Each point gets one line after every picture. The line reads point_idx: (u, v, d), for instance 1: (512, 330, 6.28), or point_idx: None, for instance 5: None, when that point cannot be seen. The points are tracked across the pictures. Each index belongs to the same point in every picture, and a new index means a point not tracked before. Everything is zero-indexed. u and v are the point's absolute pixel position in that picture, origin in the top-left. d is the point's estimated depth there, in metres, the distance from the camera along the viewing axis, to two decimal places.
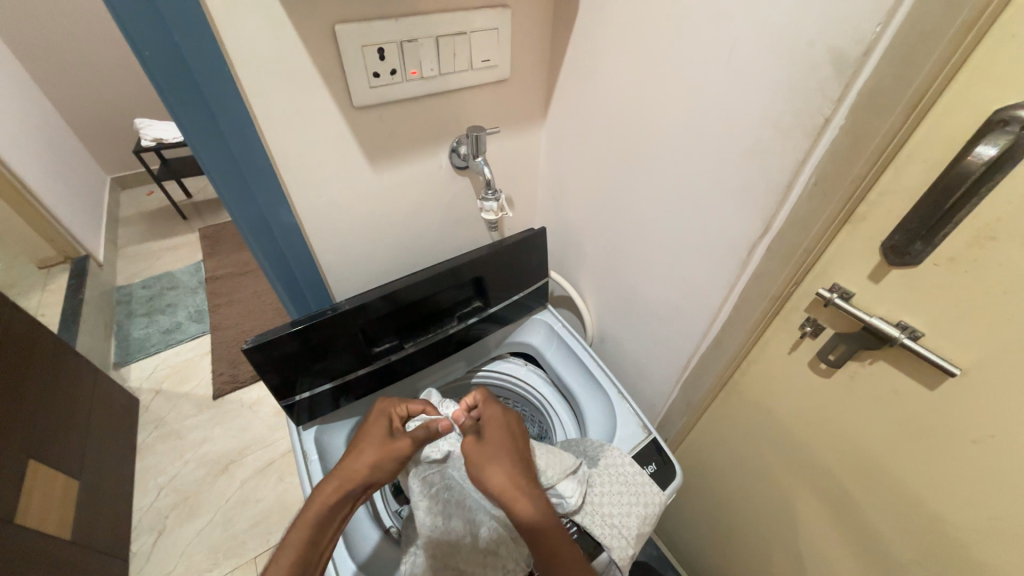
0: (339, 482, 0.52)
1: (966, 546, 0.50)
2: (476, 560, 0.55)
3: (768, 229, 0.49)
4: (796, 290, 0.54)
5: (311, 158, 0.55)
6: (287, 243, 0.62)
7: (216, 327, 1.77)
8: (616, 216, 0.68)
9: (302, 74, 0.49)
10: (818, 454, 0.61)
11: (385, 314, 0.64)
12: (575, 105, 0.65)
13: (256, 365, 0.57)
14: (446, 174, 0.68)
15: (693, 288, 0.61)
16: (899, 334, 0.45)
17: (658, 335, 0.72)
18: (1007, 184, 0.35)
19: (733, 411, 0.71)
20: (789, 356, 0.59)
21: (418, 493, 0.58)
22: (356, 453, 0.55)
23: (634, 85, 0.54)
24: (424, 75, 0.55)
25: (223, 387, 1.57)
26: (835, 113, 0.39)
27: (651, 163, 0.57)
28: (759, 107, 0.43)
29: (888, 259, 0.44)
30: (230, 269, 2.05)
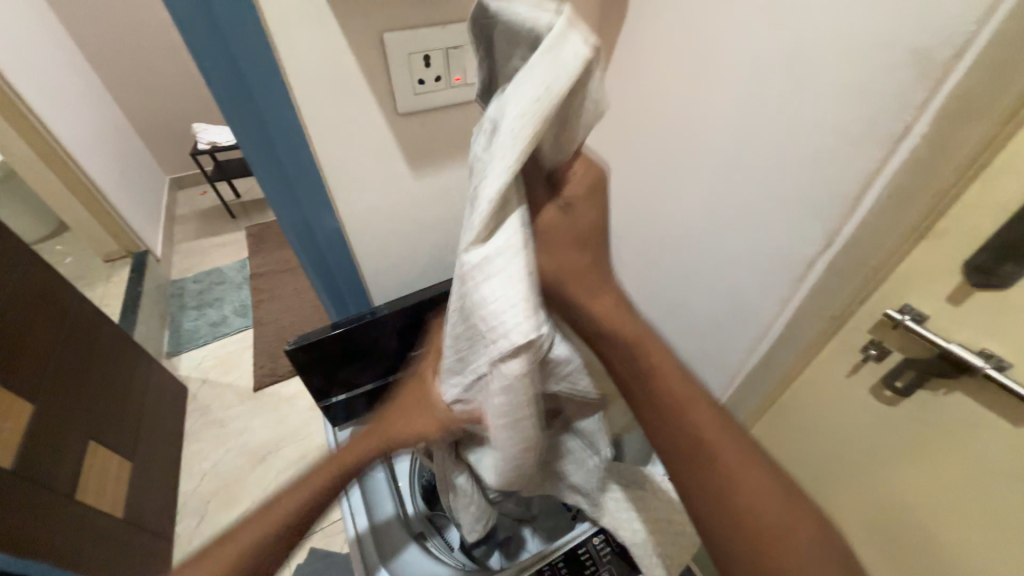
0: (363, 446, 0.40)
1: None
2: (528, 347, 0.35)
3: (831, 243, 0.45)
4: (859, 309, 0.50)
5: (354, 164, 0.56)
6: (329, 248, 0.63)
7: (259, 322, 1.84)
8: (658, 225, 0.65)
9: (350, 79, 0.49)
10: (878, 488, 0.56)
11: (420, 319, 0.64)
12: (618, 111, 0.63)
13: (296, 366, 0.58)
14: None
15: (741, 303, 0.57)
16: (982, 363, 0.41)
17: (700, 351, 0.69)
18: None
19: (780, 434, 0.67)
20: (848, 379, 0.54)
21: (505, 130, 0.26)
22: (405, 419, 0.41)
23: (685, 87, 0.52)
24: (467, 81, 0.55)
25: (264, 379, 1.64)
26: (918, 119, 0.35)
27: (699, 171, 0.54)
28: (824, 113, 0.40)
29: (971, 278, 0.40)
30: (273, 267, 2.14)
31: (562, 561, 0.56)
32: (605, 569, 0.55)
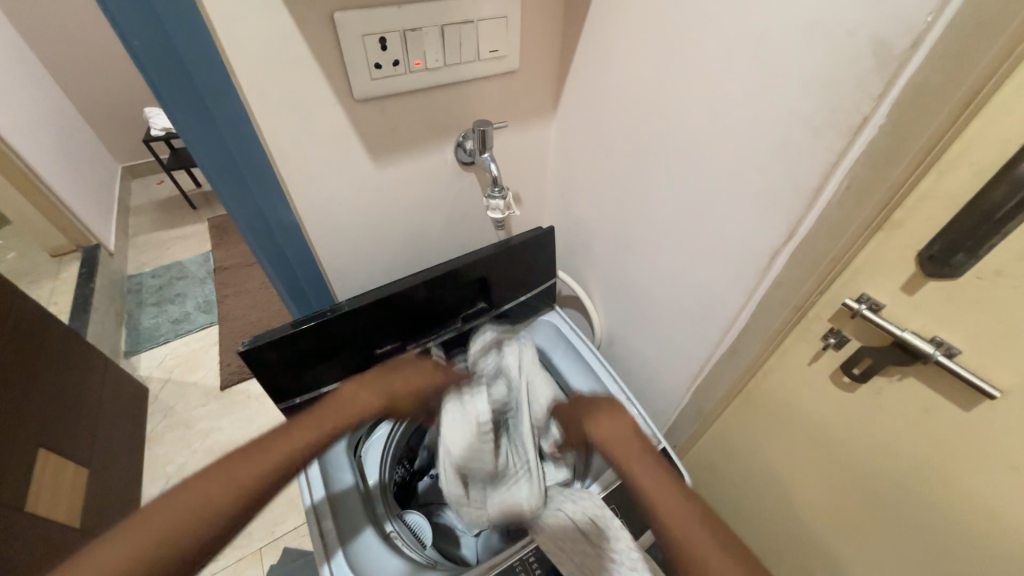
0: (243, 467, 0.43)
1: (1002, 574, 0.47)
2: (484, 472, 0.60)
3: (794, 235, 0.45)
4: (820, 299, 0.50)
5: (310, 153, 0.53)
6: (287, 241, 0.60)
7: (224, 318, 1.77)
8: (629, 216, 0.65)
9: (299, 63, 0.46)
10: (838, 470, 0.58)
11: (386, 315, 0.62)
12: (588, 98, 0.62)
13: (254, 369, 0.56)
14: (452, 169, 0.66)
15: (708, 294, 0.58)
16: (933, 350, 0.42)
17: (671, 341, 0.69)
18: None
19: (747, 421, 0.68)
20: (809, 367, 0.56)
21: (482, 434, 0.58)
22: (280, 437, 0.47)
23: (653, 76, 0.51)
24: (428, 66, 0.52)
25: (231, 378, 1.57)
26: (875, 111, 0.35)
27: (667, 163, 0.54)
28: (787, 105, 0.40)
29: (925, 269, 0.41)
30: (238, 260, 2.05)
31: (534, 556, 0.56)
32: None
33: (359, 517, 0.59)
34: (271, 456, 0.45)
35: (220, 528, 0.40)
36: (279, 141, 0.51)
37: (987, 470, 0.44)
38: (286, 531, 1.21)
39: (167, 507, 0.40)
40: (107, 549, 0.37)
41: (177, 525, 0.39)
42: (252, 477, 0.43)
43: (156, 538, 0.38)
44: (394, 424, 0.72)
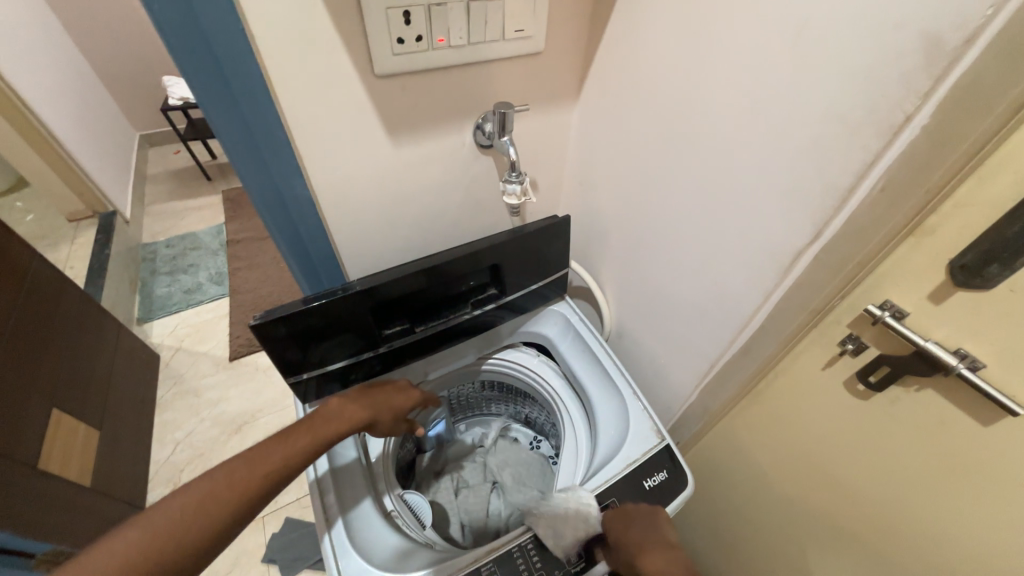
0: (248, 470, 0.47)
1: None
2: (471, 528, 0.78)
3: (819, 236, 0.44)
4: (840, 304, 0.49)
5: (328, 128, 0.52)
6: (301, 218, 0.60)
7: (235, 290, 1.79)
8: (648, 208, 0.63)
9: (321, 34, 0.45)
10: (843, 477, 0.58)
11: (397, 296, 0.62)
12: (614, 86, 0.60)
13: (264, 343, 0.56)
14: (470, 152, 0.65)
15: (724, 292, 0.57)
16: (956, 362, 0.41)
17: (681, 338, 0.68)
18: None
19: (754, 423, 0.68)
20: (823, 372, 0.55)
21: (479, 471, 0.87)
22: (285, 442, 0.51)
23: (683, 64, 0.49)
24: (451, 43, 0.50)
25: (240, 350, 1.60)
26: (919, 110, 0.33)
27: (691, 156, 0.53)
28: (824, 100, 0.38)
29: (955, 278, 0.39)
30: (251, 234, 2.06)
31: (532, 543, 0.56)
32: (573, 551, 0.56)
33: (362, 490, 0.60)
34: (278, 455, 0.49)
35: (225, 521, 0.45)
36: (298, 114, 0.50)
37: (1000, 489, 0.43)
38: (288, 501, 1.24)
39: (177, 501, 0.44)
40: (126, 538, 0.41)
41: (184, 517, 0.43)
42: (258, 476, 0.47)
43: (168, 528, 0.42)
44: None
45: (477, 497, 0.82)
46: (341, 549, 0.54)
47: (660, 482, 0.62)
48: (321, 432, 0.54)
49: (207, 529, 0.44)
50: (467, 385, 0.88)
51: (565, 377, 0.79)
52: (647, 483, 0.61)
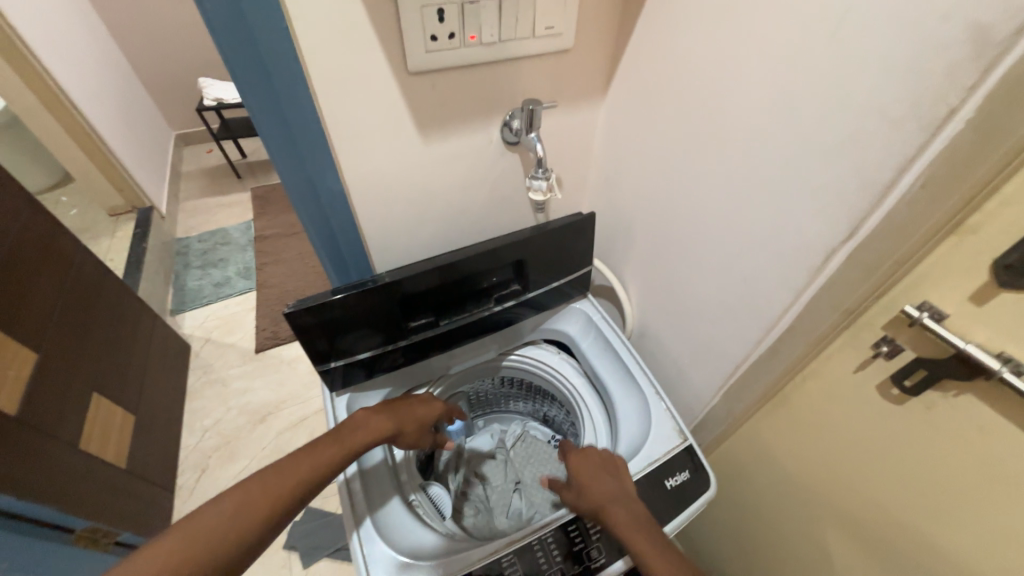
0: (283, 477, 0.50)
1: None
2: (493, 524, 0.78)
3: (854, 233, 0.43)
4: (875, 304, 0.48)
5: (362, 124, 0.54)
6: (333, 211, 0.62)
7: (262, 285, 1.84)
8: (675, 206, 0.63)
9: (358, 31, 0.46)
10: (874, 484, 0.56)
11: (423, 289, 0.63)
12: (642, 83, 0.60)
13: (296, 331, 0.58)
14: (496, 149, 0.65)
15: (751, 291, 0.56)
16: (1000, 366, 0.39)
17: (706, 337, 0.67)
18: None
19: (780, 426, 0.66)
20: (855, 375, 0.53)
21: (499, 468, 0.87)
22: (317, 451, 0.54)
23: (715, 60, 0.49)
24: (483, 40, 0.51)
25: (266, 342, 1.64)
26: (964, 104, 0.32)
27: (721, 153, 0.52)
28: (863, 93, 0.37)
29: (999, 278, 0.38)
30: (278, 230, 2.12)
31: (552, 537, 0.56)
32: (593, 547, 0.56)
33: (387, 487, 0.62)
34: (310, 466, 0.52)
35: (259, 527, 0.47)
36: (332, 110, 0.51)
37: None
38: None
39: (217, 507, 0.46)
40: (169, 542, 0.43)
41: (224, 521, 0.45)
42: (289, 485, 0.50)
43: (207, 534, 0.44)
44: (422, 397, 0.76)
45: (499, 496, 0.82)
46: (368, 539, 0.56)
47: (681, 482, 0.61)
48: (351, 442, 0.56)
49: (244, 534, 0.46)
50: (487, 381, 0.88)
51: (586, 375, 0.79)
52: (669, 483, 0.61)
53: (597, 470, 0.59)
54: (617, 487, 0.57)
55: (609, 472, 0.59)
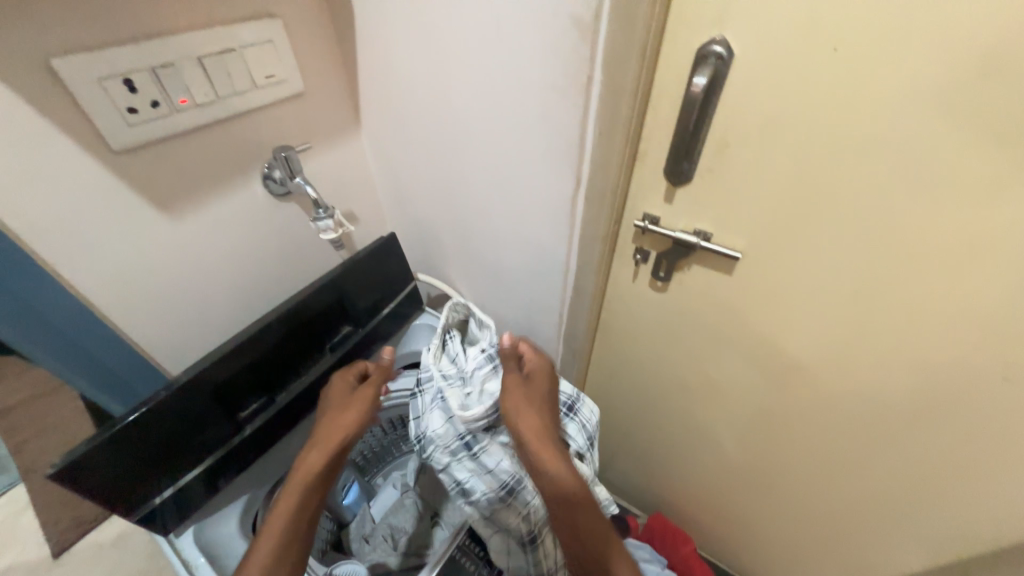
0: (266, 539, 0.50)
1: (800, 389, 0.63)
2: (369, 520, 0.83)
3: (580, 181, 0.53)
4: (620, 226, 0.62)
5: (92, 232, 0.48)
6: (77, 331, 0.52)
7: (27, 472, 1.31)
8: (460, 188, 0.67)
9: (35, 132, 0.41)
10: (685, 356, 0.72)
11: (243, 366, 0.56)
12: (383, 106, 0.66)
13: (95, 491, 0.46)
14: (268, 203, 0.63)
15: (540, 248, 0.65)
16: (696, 239, 0.56)
17: (528, 302, 0.76)
18: (727, 91, 0.44)
19: (611, 344, 0.81)
20: (636, 283, 0.68)
21: (403, 484, 0.87)
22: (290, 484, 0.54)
23: (432, 72, 0.56)
24: (197, 102, 0.49)
25: (64, 537, 1.19)
26: (593, 71, 0.44)
27: (466, 144, 0.60)
28: (537, 71, 0.47)
29: (671, 182, 0.53)
30: (24, 396, 1.50)
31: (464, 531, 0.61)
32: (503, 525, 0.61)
33: None
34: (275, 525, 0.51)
35: None
36: (59, 247, 0.47)
37: (758, 318, 0.60)
38: None
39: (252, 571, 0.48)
40: None
41: None
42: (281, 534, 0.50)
43: None
44: None
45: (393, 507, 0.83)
46: None
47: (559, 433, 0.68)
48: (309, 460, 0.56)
49: None
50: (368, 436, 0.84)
51: None
52: None
53: (547, 376, 0.61)
54: (550, 431, 0.57)
55: (543, 394, 0.60)
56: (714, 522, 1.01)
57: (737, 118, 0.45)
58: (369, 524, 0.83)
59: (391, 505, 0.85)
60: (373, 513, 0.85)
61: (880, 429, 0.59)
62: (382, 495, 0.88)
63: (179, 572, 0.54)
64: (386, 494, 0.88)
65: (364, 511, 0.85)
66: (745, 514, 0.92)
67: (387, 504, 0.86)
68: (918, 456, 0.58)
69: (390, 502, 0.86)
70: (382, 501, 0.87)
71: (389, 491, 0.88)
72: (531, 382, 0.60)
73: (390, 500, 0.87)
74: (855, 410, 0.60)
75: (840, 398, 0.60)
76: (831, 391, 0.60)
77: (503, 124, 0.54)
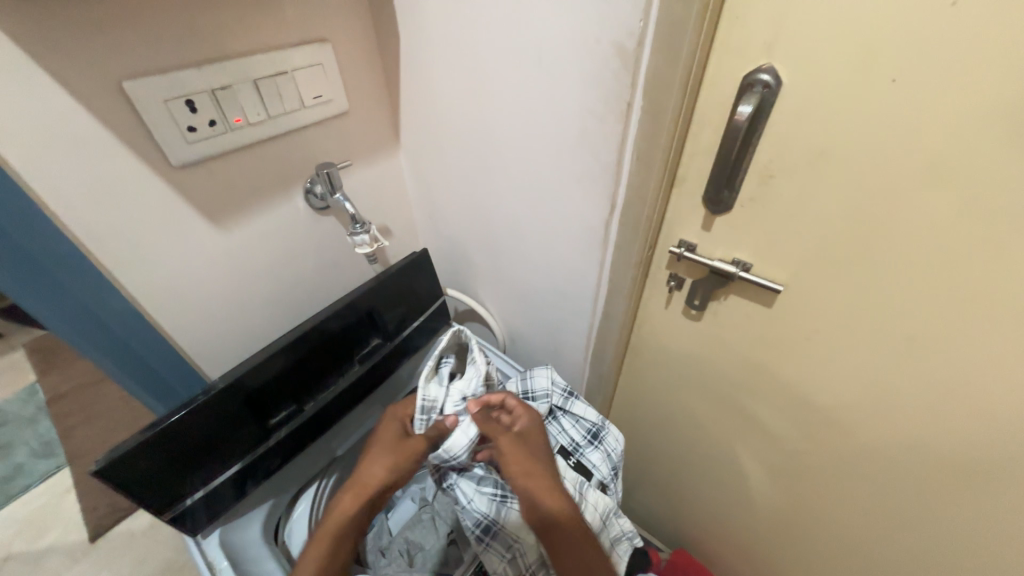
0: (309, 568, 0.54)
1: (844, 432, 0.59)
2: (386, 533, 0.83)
3: (615, 205, 0.53)
4: (654, 252, 0.61)
5: (146, 241, 0.51)
6: (127, 334, 0.54)
7: (75, 456, 1.39)
8: (493, 209, 0.68)
9: (103, 146, 0.44)
10: (719, 388, 0.69)
11: (276, 374, 0.58)
12: (422, 126, 0.68)
13: (132, 489, 0.48)
14: (308, 217, 0.65)
15: (571, 270, 0.64)
16: (735, 269, 0.54)
17: (555, 323, 0.75)
18: (773, 119, 0.42)
19: (640, 370, 0.79)
20: (668, 310, 0.66)
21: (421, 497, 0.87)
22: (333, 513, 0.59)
23: (472, 95, 0.57)
24: (250, 121, 0.52)
25: (102, 522, 1.25)
26: (634, 97, 0.43)
27: (502, 165, 0.61)
28: (576, 96, 0.47)
29: (709, 209, 0.51)
30: (79, 384, 1.61)
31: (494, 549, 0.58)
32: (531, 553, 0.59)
33: None
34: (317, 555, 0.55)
35: None
36: (116, 253, 0.49)
37: (799, 355, 0.57)
38: None
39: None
40: None
41: None
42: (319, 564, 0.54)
43: None
44: (318, 492, 0.70)
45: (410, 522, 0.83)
46: None
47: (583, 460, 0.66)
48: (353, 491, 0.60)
49: None
50: None
51: None
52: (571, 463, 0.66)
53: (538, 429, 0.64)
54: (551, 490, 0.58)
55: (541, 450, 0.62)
56: (745, 567, 0.95)
57: (783, 148, 0.43)
58: (385, 536, 0.82)
59: (408, 518, 0.85)
60: (390, 525, 0.84)
61: (936, 484, 0.54)
62: (399, 507, 0.87)
63: (202, 573, 0.55)
64: (403, 506, 0.87)
65: (381, 523, 0.84)
66: (778, 561, 0.86)
67: (404, 517, 0.85)
68: (980, 518, 0.53)
69: (407, 515, 0.86)
70: (399, 514, 0.86)
71: (406, 504, 0.88)
72: (524, 441, 0.62)
73: (406, 513, 0.87)
74: (907, 460, 0.55)
75: (890, 446, 0.56)
76: (880, 438, 0.56)
77: (539, 147, 0.55)
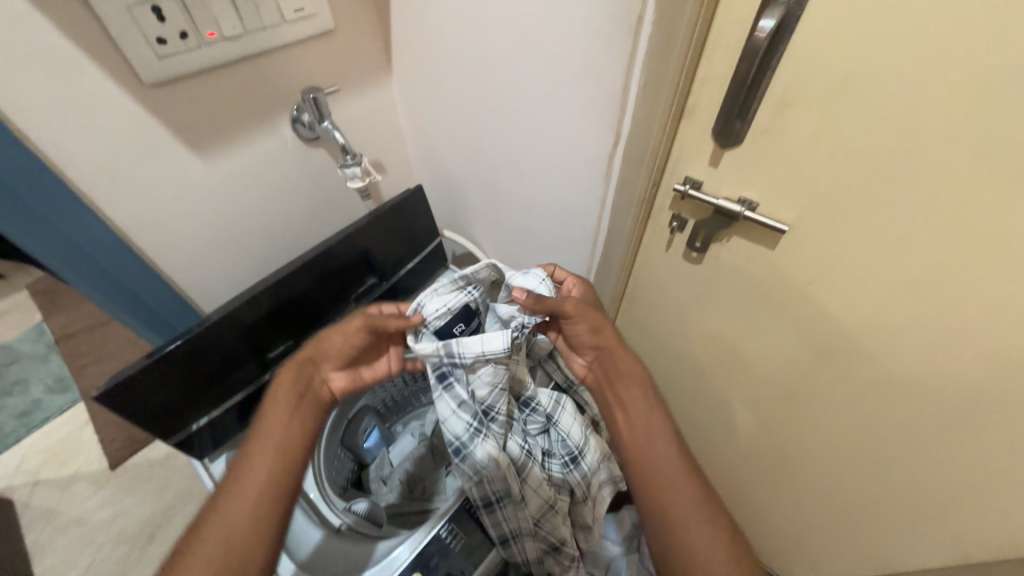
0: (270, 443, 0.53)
1: (835, 375, 0.60)
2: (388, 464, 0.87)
3: (619, 137, 0.49)
4: (658, 190, 0.58)
5: (124, 169, 0.49)
6: (115, 266, 0.53)
7: (89, 391, 1.44)
8: (491, 142, 0.64)
9: (65, 60, 0.41)
10: (714, 331, 0.70)
11: (270, 309, 0.58)
12: (415, 48, 0.62)
13: (135, 415, 0.49)
14: (297, 148, 0.62)
15: (570, 209, 0.62)
16: (740, 208, 0.52)
17: (554, 265, 0.74)
18: (798, 37, 0.38)
19: (638, 314, 0.79)
20: (669, 253, 0.65)
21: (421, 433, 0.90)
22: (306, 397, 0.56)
23: (468, 10, 0.52)
24: (225, 36, 0.47)
25: (121, 451, 1.32)
26: (645, 10, 0.39)
27: (500, 92, 0.57)
28: (581, 10, 0.42)
29: (718, 142, 0.48)
30: (85, 323, 1.64)
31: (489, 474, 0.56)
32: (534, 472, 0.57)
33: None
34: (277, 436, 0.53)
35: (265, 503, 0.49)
36: (94, 181, 0.47)
37: (798, 298, 0.56)
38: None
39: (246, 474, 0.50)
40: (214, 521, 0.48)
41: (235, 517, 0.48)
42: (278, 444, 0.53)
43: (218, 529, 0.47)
44: None
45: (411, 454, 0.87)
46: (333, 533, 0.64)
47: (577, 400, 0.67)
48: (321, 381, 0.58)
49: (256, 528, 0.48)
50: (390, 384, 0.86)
51: None
52: None
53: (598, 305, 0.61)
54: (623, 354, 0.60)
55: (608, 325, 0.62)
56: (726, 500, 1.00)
57: (804, 72, 0.40)
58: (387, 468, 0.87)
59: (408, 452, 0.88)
60: (391, 458, 0.89)
61: (918, 425, 0.56)
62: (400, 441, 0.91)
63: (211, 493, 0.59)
64: (404, 441, 0.91)
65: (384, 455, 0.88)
66: (757, 494, 0.91)
67: (404, 451, 0.89)
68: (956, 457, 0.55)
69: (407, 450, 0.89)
70: (400, 448, 0.90)
71: (407, 439, 0.92)
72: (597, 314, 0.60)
73: (406, 447, 0.90)
74: (893, 402, 0.56)
75: (878, 388, 0.56)
76: (870, 382, 0.57)
77: (540, 71, 0.51)
